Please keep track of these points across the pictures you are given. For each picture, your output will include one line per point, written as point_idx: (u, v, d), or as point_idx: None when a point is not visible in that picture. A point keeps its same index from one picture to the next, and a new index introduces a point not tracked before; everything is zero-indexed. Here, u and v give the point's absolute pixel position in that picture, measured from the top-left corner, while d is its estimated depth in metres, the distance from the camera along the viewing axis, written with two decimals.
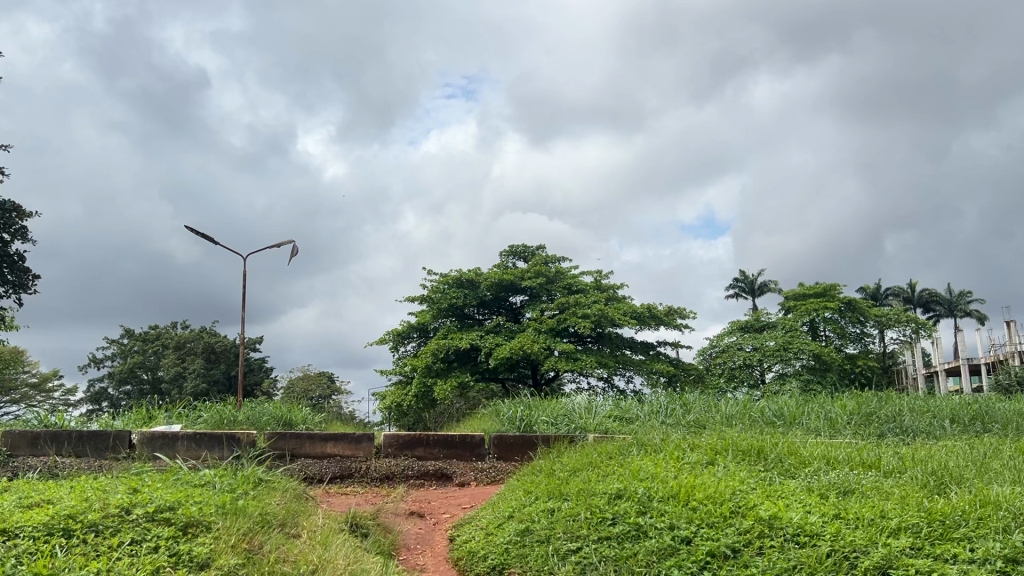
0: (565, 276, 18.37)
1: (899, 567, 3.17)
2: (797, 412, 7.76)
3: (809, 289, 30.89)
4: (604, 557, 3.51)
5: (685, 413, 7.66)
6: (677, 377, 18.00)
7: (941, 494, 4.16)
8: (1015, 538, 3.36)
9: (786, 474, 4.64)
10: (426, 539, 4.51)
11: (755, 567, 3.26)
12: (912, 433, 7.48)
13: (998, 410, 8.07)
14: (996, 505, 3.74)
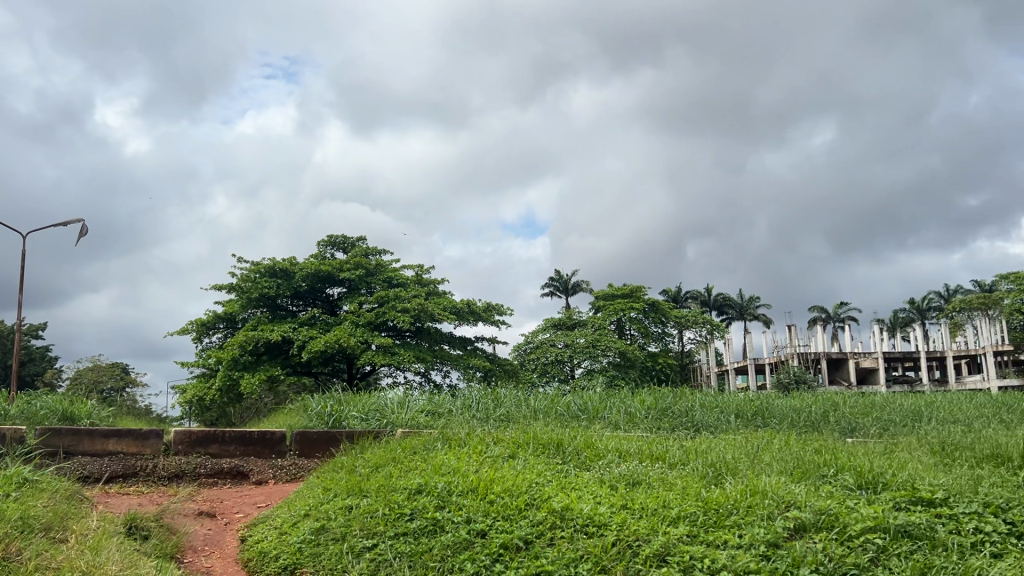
0: (384, 269, 18.19)
1: (675, 553, 3.39)
2: (599, 406, 8.11)
3: (618, 290, 32.30)
4: (399, 553, 3.50)
5: (495, 407, 7.78)
6: (492, 372, 18.32)
7: (718, 483, 4.49)
8: (777, 525, 3.69)
9: (581, 467, 4.82)
10: (214, 540, 4.29)
11: (545, 558, 3.36)
12: (703, 428, 8.01)
13: (776, 406, 8.83)
14: (763, 493, 4.08)
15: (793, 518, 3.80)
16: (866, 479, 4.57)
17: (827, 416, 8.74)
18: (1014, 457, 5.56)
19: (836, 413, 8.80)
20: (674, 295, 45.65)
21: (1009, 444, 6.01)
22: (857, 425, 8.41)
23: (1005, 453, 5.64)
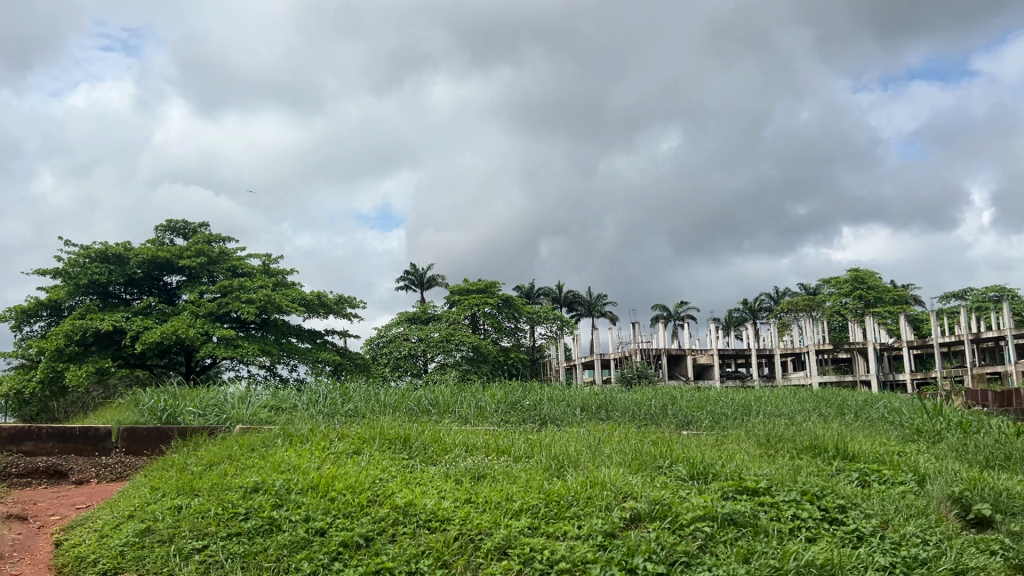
0: (228, 257, 17.45)
1: (517, 546, 3.43)
2: (450, 400, 8.11)
3: (472, 285, 32.39)
4: (232, 554, 3.34)
5: (343, 402, 7.63)
6: (342, 366, 17.97)
7: (560, 475, 4.58)
8: (615, 516, 3.80)
9: (426, 461, 4.80)
10: (25, 545, 3.96)
11: (385, 554, 3.31)
12: (551, 421, 8.18)
13: (619, 400, 9.15)
14: (603, 485, 4.21)
15: (630, 508, 3.94)
16: (698, 469, 4.80)
17: (665, 409, 9.14)
18: (829, 448, 6.01)
19: (674, 407, 9.24)
20: (527, 291, 46.46)
21: (825, 436, 6.49)
22: (693, 418, 8.84)
23: (822, 444, 6.09)
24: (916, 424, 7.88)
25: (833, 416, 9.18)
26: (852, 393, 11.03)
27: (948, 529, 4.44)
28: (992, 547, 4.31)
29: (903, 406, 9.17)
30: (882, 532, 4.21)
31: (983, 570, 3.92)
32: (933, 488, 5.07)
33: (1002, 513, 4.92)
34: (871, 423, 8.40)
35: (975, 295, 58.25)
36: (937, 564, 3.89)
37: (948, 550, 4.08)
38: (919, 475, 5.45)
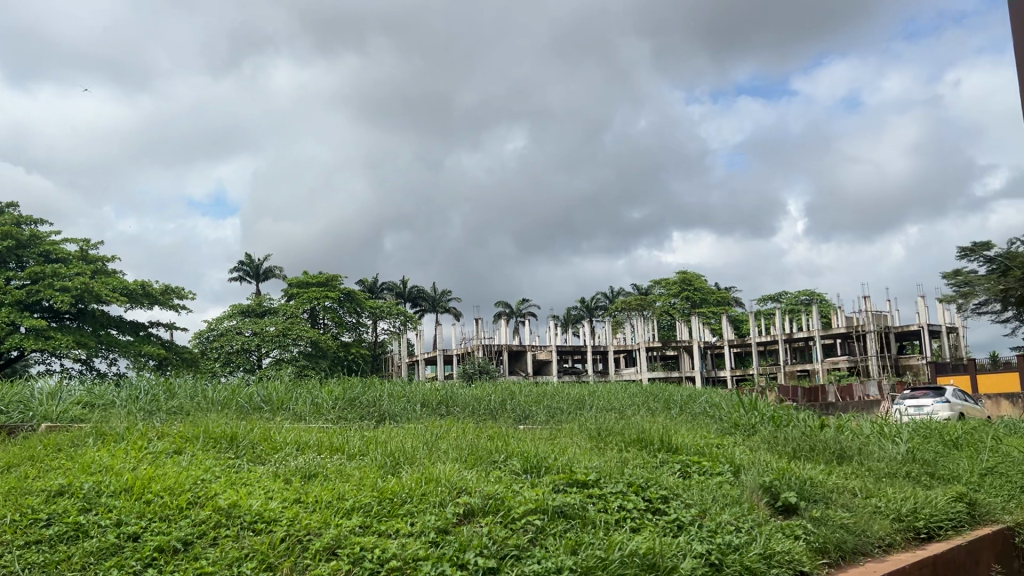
0: (40, 240, 16.06)
1: (347, 545, 3.36)
2: (284, 397, 7.85)
3: (311, 278, 31.53)
4: (29, 564, 3.06)
5: (168, 399, 7.20)
6: (168, 360, 17.07)
7: (394, 473, 4.52)
8: (448, 512, 3.80)
9: (254, 461, 4.60)
10: None
11: (205, 559, 3.14)
12: (390, 418, 8.09)
13: (460, 395, 9.20)
14: (437, 481, 4.20)
15: (463, 503, 3.96)
16: (531, 463, 4.90)
17: (505, 403, 9.27)
18: (655, 441, 6.30)
19: (513, 402, 9.39)
20: (370, 285, 45.89)
21: (652, 430, 6.80)
22: (531, 413, 9.02)
23: (648, 437, 6.37)
24: (734, 417, 8.41)
25: (662, 410, 9.63)
26: (678, 389, 11.62)
27: (758, 516, 4.76)
28: (795, 532, 4.66)
29: (722, 402, 9.75)
30: (700, 521, 4.46)
31: (787, 553, 4.23)
32: (747, 478, 5.42)
33: (805, 500, 5.35)
34: (695, 417, 8.89)
35: (789, 299, 63.06)
36: (747, 549, 4.16)
37: (758, 536, 4.38)
38: (734, 466, 5.82)
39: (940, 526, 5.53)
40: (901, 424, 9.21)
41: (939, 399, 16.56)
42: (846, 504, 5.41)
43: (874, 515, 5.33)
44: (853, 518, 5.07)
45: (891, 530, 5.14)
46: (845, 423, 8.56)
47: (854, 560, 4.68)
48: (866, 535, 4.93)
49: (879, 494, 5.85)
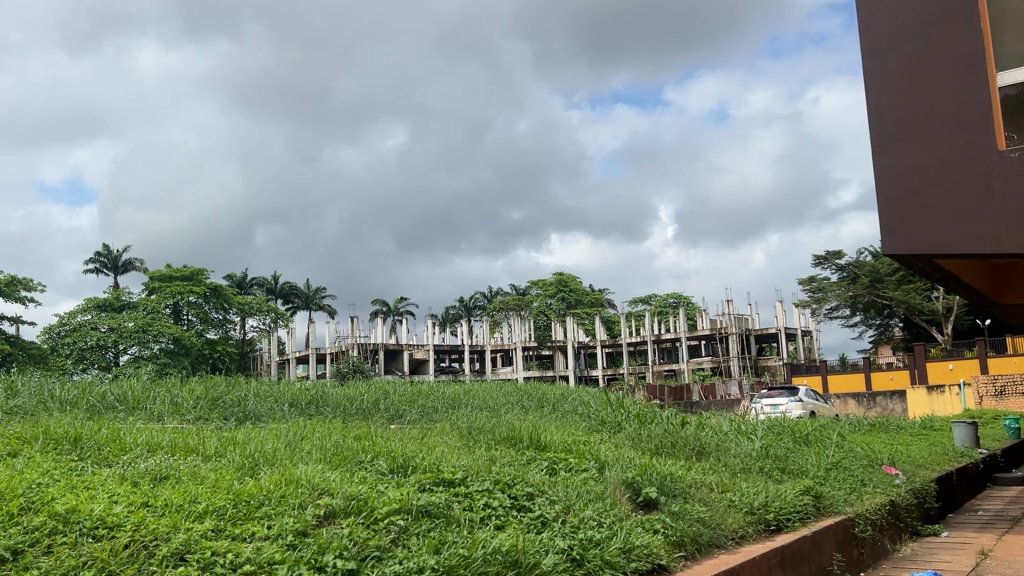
0: None
1: (197, 550, 3.21)
2: (140, 396, 7.45)
3: (176, 271, 30.12)
4: None
5: (8, 399, 6.69)
6: (11, 357, 15.93)
7: (253, 474, 4.36)
8: (307, 513, 3.70)
9: (99, 463, 4.34)
10: None
11: (37, 568, 2.93)
12: (254, 419, 7.80)
13: (330, 395, 9.00)
14: (297, 483, 4.08)
15: (324, 505, 3.86)
16: (398, 463, 4.84)
17: (377, 403, 9.13)
18: (524, 439, 6.36)
19: (386, 401, 9.25)
20: (239, 280, 44.38)
21: (522, 428, 6.86)
22: (403, 412, 8.92)
23: (518, 435, 6.41)
24: (601, 416, 8.58)
25: (534, 409, 9.73)
26: (550, 387, 11.77)
27: (621, 511, 4.88)
28: (655, 526, 4.80)
29: (591, 400, 9.95)
30: (564, 517, 4.53)
31: (647, 547, 4.36)
32: (611, 474, 5.55)
33: (665, 495, 5.54)
34: (565, 415, 9.02)
35: (659, 303, 65.32)
36: (609, 544, 4.26)
37: (619, 531, 4.48)
38: (600, 463, 5.94)
39: (789, 519, 5.84)
40: (757, 422, 9.67)
41: (792, 398, 17.53)
42: (703, 498, 5.63)
43: (728, 509, 5.57)
44: (709, 513, 5.28)
45: (744, 523, 5.38)
46: (706, 421, 8.90)
47: (709, 552, 4.87)
48: (721, 527, 5.14)
49: (734, 488, 6.12)
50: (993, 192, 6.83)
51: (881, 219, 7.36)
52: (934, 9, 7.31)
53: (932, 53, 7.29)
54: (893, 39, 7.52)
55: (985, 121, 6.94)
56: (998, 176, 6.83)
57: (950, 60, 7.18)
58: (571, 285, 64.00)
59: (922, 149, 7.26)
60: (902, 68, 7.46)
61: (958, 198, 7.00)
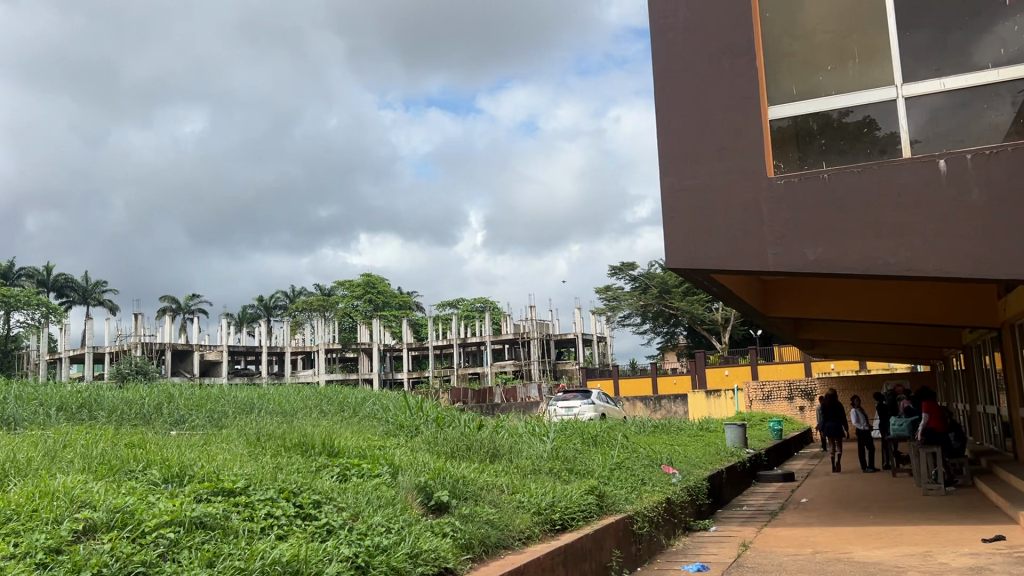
0: None
1: None
2: None
3: None
4: None
5: None
6: None
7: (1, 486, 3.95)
8: (63, 529, 3.40)
9: None
10: None
11: None
12: (12, 424, 7.05)
13: (105, 399, 8.33)
14: (53, 495, 3.74)
15: (82, 519, 3.56)
16: (173, 472, 4.56)
17: (160, 408, 8.56)
18: (316, 444, 6.20)
19: (170, 406, 8.68)
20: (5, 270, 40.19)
21: (314, 433, 6.68)
22: (188, 417, 8.39)
23: (310, 441, 6.23)
24: (399, 419, 8.51)
25: (331, 412, 9.51)
26: (350, 391, 11.58)
27: (410, 516, 4.86)
28: (444, 529, 4.82)
29: (390, 403, 9.87)
30: (351, 524, 4.44)
31: (434, 551, 4.36)
32: (402, 479, 5.52)
33: (456, 498, 5.59)
34: (362, 418, 8.89)
35: (464, 308, 66.27)
36: (395, 550, 4.22)
37: (407, 536, 4.46)
38: (393, 467, 5.90)
39: (573, 518, 6.06)
40: (551, 424, 10.02)
41: (585, 401, 18.35)
42: (493, 500, 5.74)
43: (516, 510, 5.71)
44: (498, 515, 5.38)
45: (531, 523, 5.53)
46: (502, 423, 9.09)
47: (495, 553, 4.96)
48: (508, 529, 5.26)
49: (523, 490, 6.29)
50: (762, 214, 7.51)
51: (664, 233, 7.81)
52: (718, 44, 7.94)
53: (714, 83, 7.91)
54: (681, 67, 8.07)
55: (757, 149, 7.63)
56: (766, 200, 7.52)
57: (729, 92, 7.82)
58: (378, 287, 63.46)
59: (703, 171, 7.83)
60: (688, 94, 8.02)
61: (732, 217, 7.62)
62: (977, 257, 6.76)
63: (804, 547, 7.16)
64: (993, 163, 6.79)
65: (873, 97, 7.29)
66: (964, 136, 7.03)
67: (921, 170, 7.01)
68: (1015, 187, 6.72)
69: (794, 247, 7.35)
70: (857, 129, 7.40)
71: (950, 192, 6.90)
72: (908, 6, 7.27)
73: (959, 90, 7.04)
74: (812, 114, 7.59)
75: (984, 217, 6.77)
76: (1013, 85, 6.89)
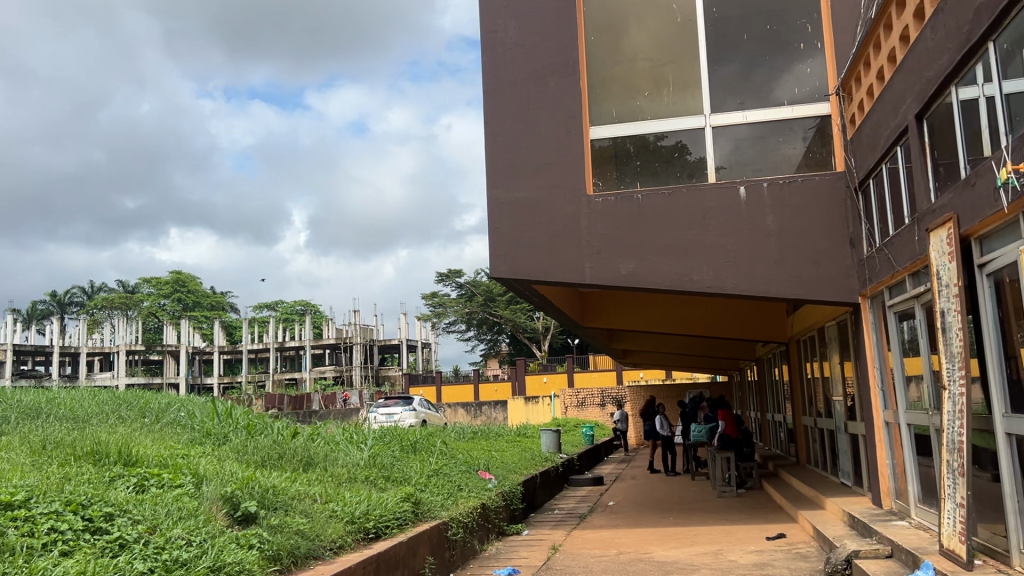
0: None
1: None
2: None
3: None
4: None
5: None
6: None
7: None
8: None
9: None
10: None
11: None
12: None
13: None
14: None
15: None
16: None
17: None
18: (111, 453, 5.77)
19: None
20: None
21: (109, 441, 6.22)
22: None
23: (104, 449, 5.80)
24: (206, 426, 8.07)
25: (131, 419, 8.89)
26: (153, 396, 10.87)
27: (213, 528, 4.62)
28: (250, 541, 4.63)
29: (198, 409, 9.36)
30: (147, 537, 4.17)
31: (238, 564, 4.17)
32: (207, 489, 5.25)
33: (264, 509, 5.39)
34: (165, 425, 8.36)
35: (284, 310, 64.22)
36: (195, 564, 4.01)
37: (209, 549, 4.24)
38: (197, 478, 5.59)
39: (387, 526, 6.00)
40: (369, 431, 9.87)
41: (406, 408, 18.26)
42: (305, 510, 5.58)
43: (328, 519, 5.57)
44: (308, 524, 5.23)
45: (343, 532, 5.43)
46: (318, 431, 8.86)
47: (304, 564, 4.82)
48: (319, 539, 5.13)
49: (337, 499, 6.15)
50: (581, 229, 7.79)
51: (489, 243, 7.92)
52: (545, 61, 8.17)
53: (540, 100, 8.12)
54: (509, 81, 8.21)
55: (578, 167, 7.91)
56: (586, 216, 7.81)
57: (554, 109, 8.07)
58: (189, 286, 60.19)
59: (528, 184, 8.00)
60: (513, 108, 8.17)
61: (553, 231, 7.85)
62: (771, 277, 7.37)
63: (609, 549, 7.49)
64: (786, 192, 7.44)
65: (684, 124, 7.84)
66: (762, 165, 7.65)
67: (724, 195, 7.55)
68: (803, 215, 7.39)
69: (609, 262, 7.69)
70: (669, 153, 7.88)
71: (749, 217, 7.48)
72: (718, 41, 7.90)
73: (759, 123, 7.71)
74: (629, 136, 7.99)
75: (777, 242, 7.39)
76: (803, 122, 7.65)
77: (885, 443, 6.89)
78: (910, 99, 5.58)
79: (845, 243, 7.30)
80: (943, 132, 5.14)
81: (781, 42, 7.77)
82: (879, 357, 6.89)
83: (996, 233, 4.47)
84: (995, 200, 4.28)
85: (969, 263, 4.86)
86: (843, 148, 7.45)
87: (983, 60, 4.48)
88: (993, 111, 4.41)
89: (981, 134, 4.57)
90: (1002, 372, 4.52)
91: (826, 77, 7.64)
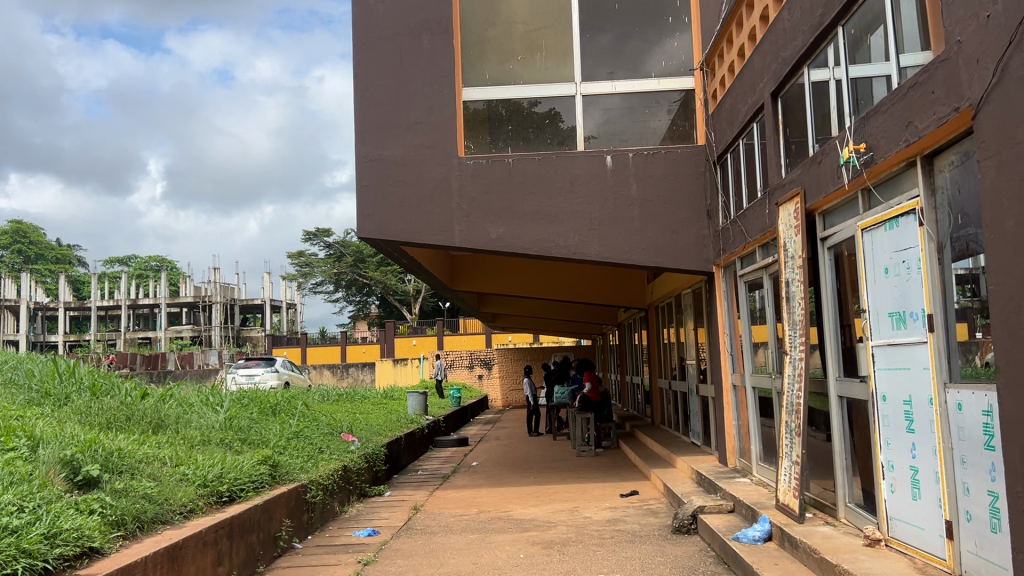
0: None
1: None
2: None
3: None
4: None
5: None
6: None
7: None
8: None
9: None
10: None
11: None
12: None
13: None
14: None
15: None
16: None
17: None
18: None
19: None
20: None
21: None
22: None
23: None
24: (45, 386, 7.55)
25: None
26: None
27: (49, 493, 4.34)
28: (90, 506, 4.37)
29: (36, 367, 8.75)
30: None
31: (76, 530, 3.97)
32: (43, 452, 4.91)
33: (108, 472, 5.11)
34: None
35: (137, 266, 61.04)
36: (28, 531, 3.76)
37: (43, 516, 3.99)
38: (32, 440, 5.22)
39: (242, 489, 5.83)
40: (225, 392, 9.53)
41: (268, 368, 17.77)
42: (153, 474, 5.34)
43: (179, 483, 5.37)
44: (156, 488, 5.01)
45: (194, 495, 5.24)
46: (172, 392, 8.46)
47: (150, 529, 4.61)
48: (168, 503, 4.92)
49: (188, 462, 5.91)
50: (451, 190, 7.74)
51: (357, 202, 7.74)
52: (418, 18, 7.98)
53: (413, 57, 7.94)
54: (381, 35, 7.95)
55: (449, 128, 7.81)
56: (456, 178, 7.75)
57: (427, 68, 7.91)
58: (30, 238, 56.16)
59: (398, 143, 7.82)
60: (384, 63, 7.94)
61: (423, 191, 7.74)
62: (633, 245, 7.58)
63: (469, 508, 7.58)
64: (650, 163, 7.64)
65: (556, 91, 7.94)
66: (628, 136, 7.83)
67: (592, 163, 7.68)
68: (665, 186, 7.63)
69: (478, 225, 7.70)
70: (541, 119, 7.95)
71: (615, 185, 7.64)
72: (591, 10, 7.98)
73: (628, 94, 7.90)
74: (502, 100, 8.00)
75: (640, 211, 7.60)
76: (669, 96, 7.90)
77: (732, 405, 7.28)
78: (766, 78, 5.83)
79: (703, 214, 7.61)
80: (795, 111, 5.40)
81: (651, 15, 7.94)
82: (730, 324, 7.25)
83: (838, 208, 4.75)
84: (837, 178, 4.54)
85: (812, 237, 5.16)
86: (705, 122, 7.72)
87: (834, 43, 4.71)
88: (841, 92, 4.65)
89: (829, 115, 4.82)
90: (837, 339, 4.85)
91: (692, 52, 7.87)
